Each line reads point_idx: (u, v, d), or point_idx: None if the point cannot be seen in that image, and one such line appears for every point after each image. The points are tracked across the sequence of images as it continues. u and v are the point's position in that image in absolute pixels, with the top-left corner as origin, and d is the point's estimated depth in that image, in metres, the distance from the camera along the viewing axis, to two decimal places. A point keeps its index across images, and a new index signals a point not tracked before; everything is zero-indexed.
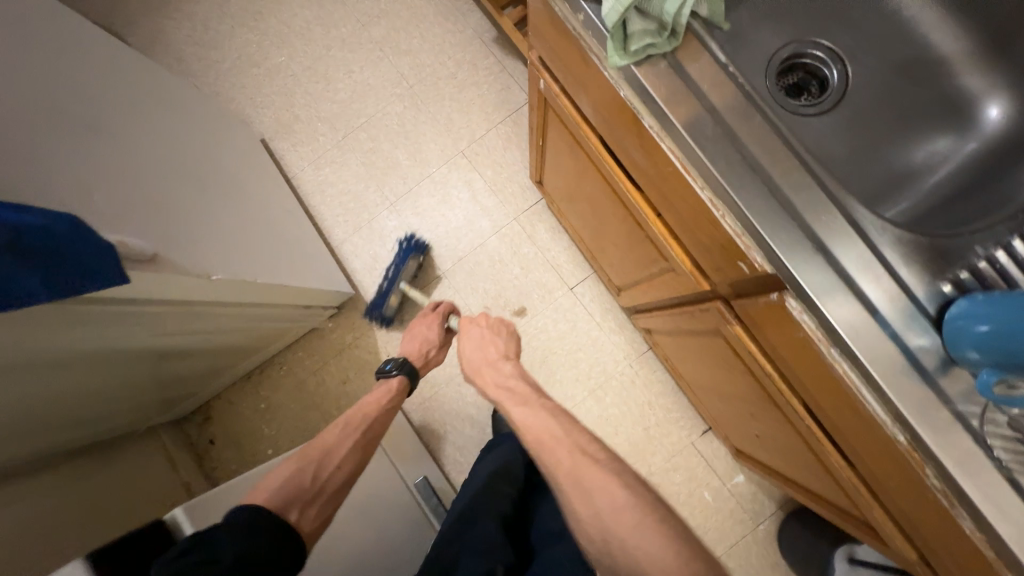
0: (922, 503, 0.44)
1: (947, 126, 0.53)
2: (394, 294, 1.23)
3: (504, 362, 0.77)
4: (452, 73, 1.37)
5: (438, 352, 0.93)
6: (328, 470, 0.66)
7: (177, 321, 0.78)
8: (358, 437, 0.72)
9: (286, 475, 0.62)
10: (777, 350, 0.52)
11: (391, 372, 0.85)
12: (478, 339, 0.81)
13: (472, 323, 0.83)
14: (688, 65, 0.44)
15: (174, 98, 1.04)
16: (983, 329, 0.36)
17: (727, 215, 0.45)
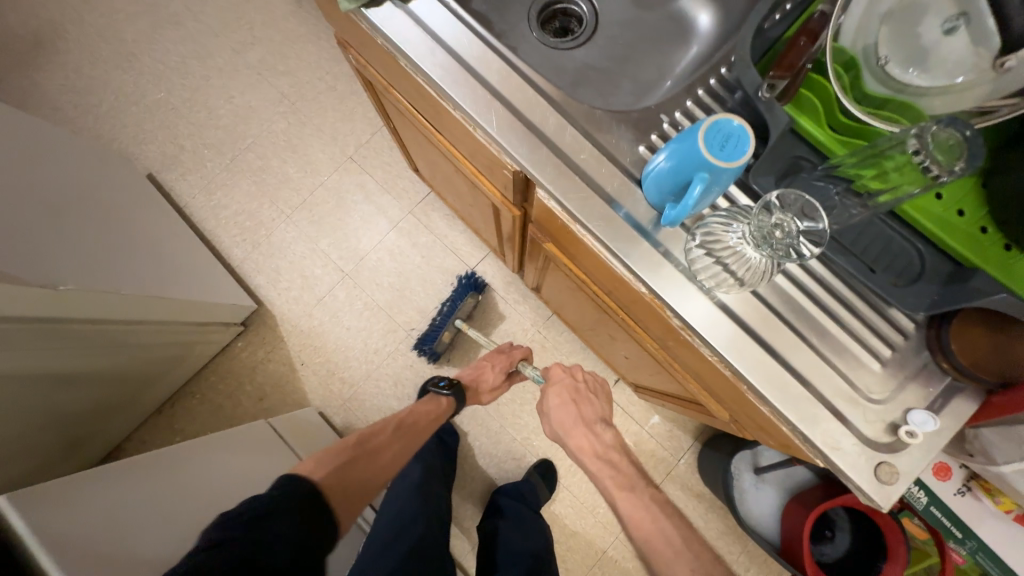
0: (686, 348, 0.51)
1: (676, 38, 0.62)
2: (446, 333, 1.22)
3: (601, 429, 0.86)
4: (332, 86, 1.43)
5: (485, 393, 1.03)
6: (371, 466, 0.76)
7: (27, 341, 0.77)
8: (404, 443, 0.83)
9: (340, 457, 0.72)
10: (570, 249, 0.58)
11: (443, 391, 0.97)
12: (577, 398, 0.89)
13: (564, 376, 0.93)
14: (410, 4, 0.50)
15: (51, 139, 1.06)
16: (662, 164, 0.40)
17: (477, 129, 0.50)
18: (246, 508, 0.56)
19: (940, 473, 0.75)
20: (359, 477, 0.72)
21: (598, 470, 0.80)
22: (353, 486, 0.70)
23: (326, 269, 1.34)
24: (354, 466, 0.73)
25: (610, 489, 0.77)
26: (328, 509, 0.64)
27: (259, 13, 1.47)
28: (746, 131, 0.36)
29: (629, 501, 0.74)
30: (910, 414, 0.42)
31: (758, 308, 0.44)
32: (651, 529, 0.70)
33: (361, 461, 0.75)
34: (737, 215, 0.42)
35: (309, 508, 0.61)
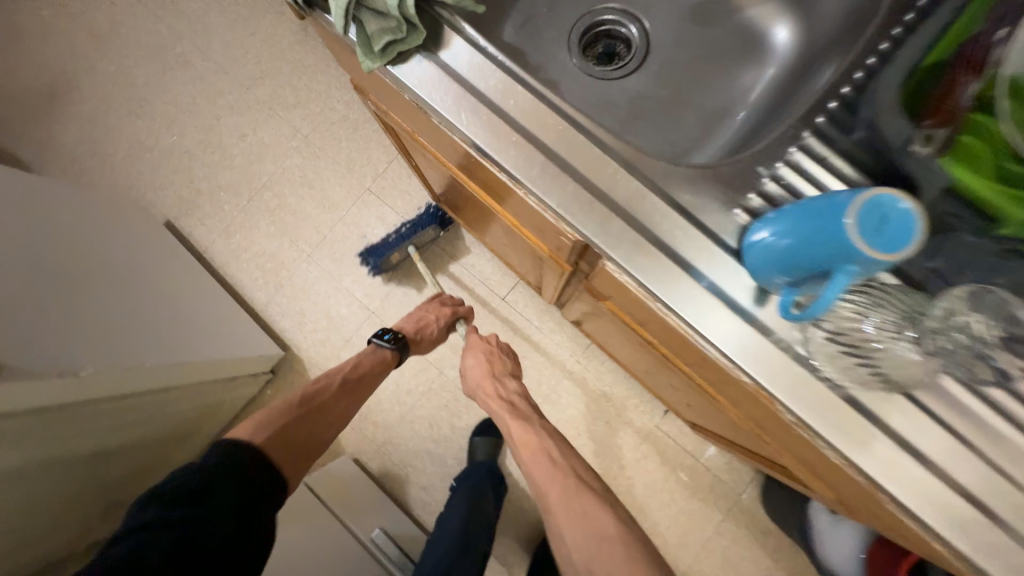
0: (796, 440, 0.43)
1: (747, 57, 0.53)
2: (394, 253, 1.20)
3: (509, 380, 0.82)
4: (344, 115, 1.37)
5: (428, 344, 0.94)
6: (319, 422, 0.71)
7: (45, 427, 0.73)
8: (352, 398, 0.78)
9: (283, 418, 0.67)
10: (638, 316, 0.50)
11: (386, 343, 0.87)
12: (489, 356, 0.85)
13: (482, 342, 0.88)
14: (443, 56, 0.43)
15: (70, 199, 1.04)
16: (782, 242, 0.33)
17: (529, 194, 0.41)
18: (181, 482, 0.55)
19: None
20: (307, 436, 0.68)
21: (501, 420, 0.77)
22: (298, 442, 0.67)
23: (351, 307, 1.29)
24: (301, 422, 0.69)
25: (513, 433, 0.74)
26: (274, 470, 0.61)
27: (266, 45, 1.42)
28: (914, 212, 0.28)
29: (531, 455, 0.70)
30: None
31: None
32: (561, 489, 0.64)
33: (310, 417, 0.70)
34: (879, 301, 0.36)
35: (255, 468, 0.60)
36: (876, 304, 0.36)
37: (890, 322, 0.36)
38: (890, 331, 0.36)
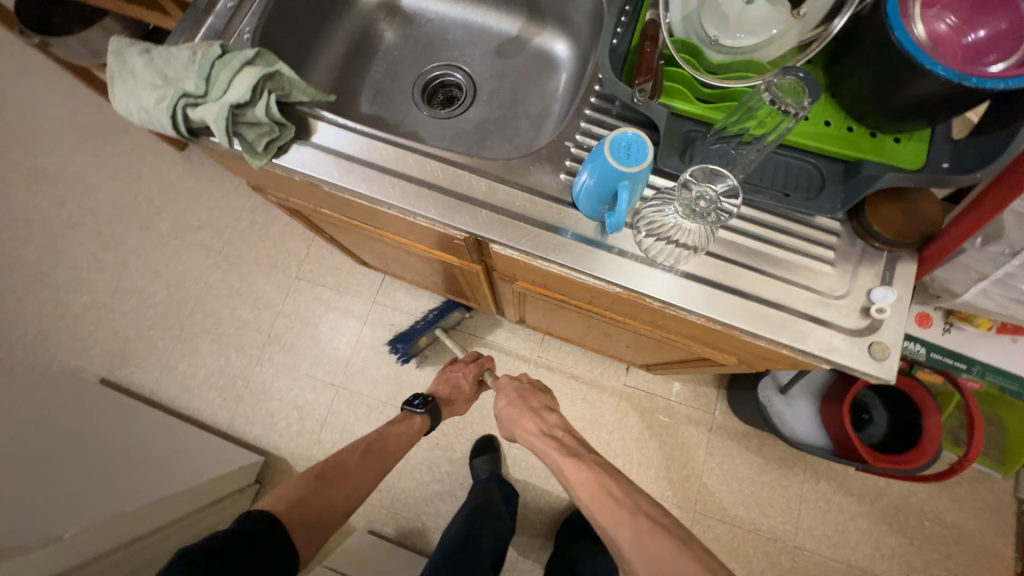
0: (677, 320, 0.56)
1: (546, 70, 0.69)
2: (424, 337, 1.28)
3: (547, 413, 0.87)
4: (251, 220, 1.44)
5: (460, 404, 1.06)
6: (338, 491, 0.75)
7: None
8: (375, 462, 0.83)
9: (301, 487, 0.73)
10: (540, 279, 0.62)
11: (417, 408, 0.97)
12: (522, 393, 0.91)
13: (511, 381, 0.96)
14: (313, 138, 0.54)
15: None
16: (587, 181, 0.45)
17: (417, 216, 0.54)
18: (197, 552, 0.58)
19: (924, 323, 0.86)
20: (323, 504, 0.72)
21: (550, 455, 0.79)
22: (319, 503, 0.72)
23: (316, 390, 1.32)
24: (322, 486, 0.74)
25: (562, 466, 0.75)
26: (282, 540, 0.65)
27: (154, 184, 1.47)
28: (641, 137, 0.42)
29: (586, 489, 0.70)
30: (871, 294, 0.47)
31: (718, 264, 0.50)
32: (619, 516, 0.64)
33: (329, 484, 0.75)
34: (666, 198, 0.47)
35: (262, 535, 0.63)
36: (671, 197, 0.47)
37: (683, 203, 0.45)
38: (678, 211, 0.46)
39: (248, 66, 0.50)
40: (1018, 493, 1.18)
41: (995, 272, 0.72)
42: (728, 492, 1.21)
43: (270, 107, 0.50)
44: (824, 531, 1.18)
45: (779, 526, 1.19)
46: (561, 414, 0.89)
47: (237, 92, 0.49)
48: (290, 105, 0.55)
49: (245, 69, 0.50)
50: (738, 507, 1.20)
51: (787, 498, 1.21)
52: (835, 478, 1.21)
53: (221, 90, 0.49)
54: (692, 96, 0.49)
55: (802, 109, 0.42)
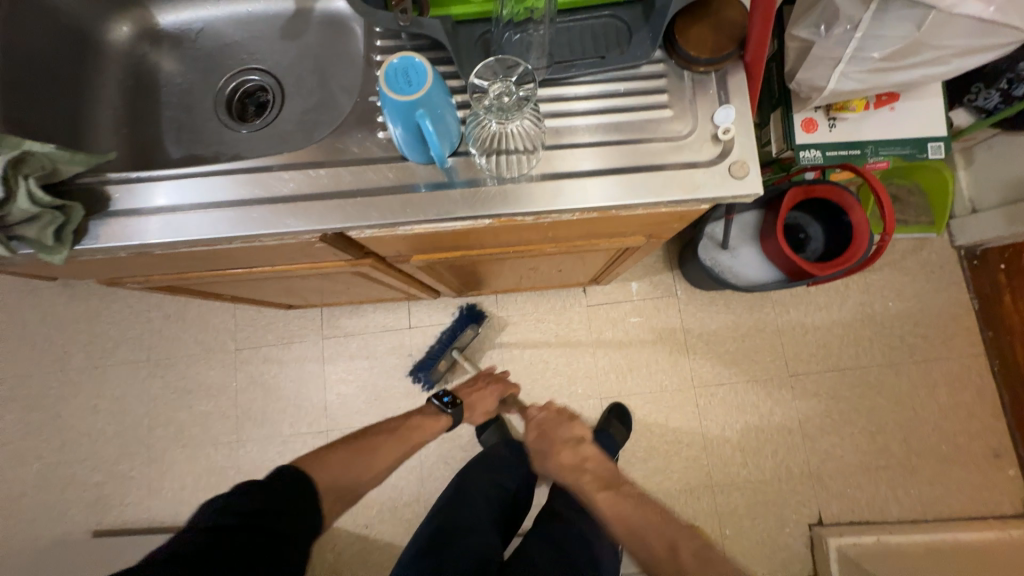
0: (561, 225, 0.55)
1: (341, 33, 0.63)
2: (444, 363, 1.25)
3: (581, 445, 0.81)
4: (164, 315, 1.35)
5: (479, 416, 1.02)
6: (367, 467, 0.79)
7: None
8: (400, 447, 0.86)
9: (338, 452, 0.79)
10: (422, 245, 0.59)
11: (445, 407, 0.96)
12: (548, 425, 0.84)
13: (541, 412, 0.88)
14: (108, 207, 0.49)
15: None
16: (392, 127, 0.42)
17: (263, 238, 0.50)
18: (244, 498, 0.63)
19: (811, 128, 0.88)
20: (352, 475, 0.77)
21: (588, 492, 0.75)
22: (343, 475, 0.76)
23: (307, 444, 1.28)
24: (348, 460, 0.78)
25: (603, 505, 0.72)
26: (312, 502, 0.68)
27: (46, 324, 1.35)
28: (413, 57, 0.39)
29: (627, 528, 0.68)
30: (714, 119, 0.46)
31: (566, 153, 0.48)
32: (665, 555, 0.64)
33: (356, 457, 0.79)
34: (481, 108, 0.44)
35: (293, 500, 0.67)
36: (483, 106, 0.43)
37: (495, 110, 0.43)
38: (497, 116, 0.43)
39: None
40: (955, 244, 1.26)
41: (846, 52, 0.73)
42: (716, 359, 1.26)
43: (31, 193, 0.44)
44: (808, 352, 1.25)
45: (770, 366, 1.25)
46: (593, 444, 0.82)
47: None
48: (71, 183, 0.49)
49: None
50: (729, 367, 1.26)
51: (769, 337, 1.26)
52: (801, 302, 1.27)
53: None
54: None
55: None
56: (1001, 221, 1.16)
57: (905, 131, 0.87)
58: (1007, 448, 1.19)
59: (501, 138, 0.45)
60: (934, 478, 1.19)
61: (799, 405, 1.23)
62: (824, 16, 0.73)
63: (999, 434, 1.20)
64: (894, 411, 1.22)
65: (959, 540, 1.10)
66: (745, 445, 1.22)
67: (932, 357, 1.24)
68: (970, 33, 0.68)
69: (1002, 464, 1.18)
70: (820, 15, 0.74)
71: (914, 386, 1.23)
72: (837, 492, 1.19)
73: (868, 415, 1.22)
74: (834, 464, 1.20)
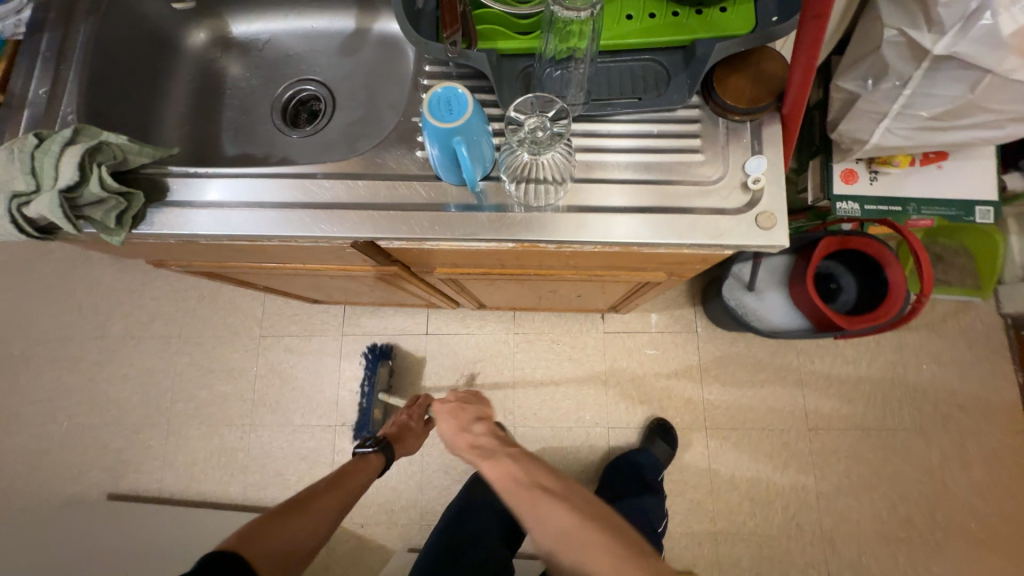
0: (585, 255, 0.56)
1: (394, 53, 0.67)
2: (376, 410, 1.26)
3: (477, 425, 0.78)
4: (199, 296, 1.42)
5: (410, 441, 0.99)
6: (310, 531, 0.65)
7: None
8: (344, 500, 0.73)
9: (269, 522, 0.63)
10: (449, 259, 0.61)
11: (369, 448, 0.89)
12: (452, 410, 0.82)
13: (443, 404, 0.87)
14: (166, 198, 0.53)
15: None
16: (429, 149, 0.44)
17: (299, 239, 0.53)
18: None
19: (850, 179, 0.86)
20: (293, 548, 0.63)
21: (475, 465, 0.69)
22: (268, 549, 0.61)
23: (315, 436, 1.32)
24: (282, 530, 0.63)
25: (487, 474, 0.65)
26: None
27: (93, 292, 1.45)
28: (456, 87, 0.41)
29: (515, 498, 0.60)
30: (746, 167, 0.47)
31: (595, 187, 0.49)
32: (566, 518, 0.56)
33: (293, 524, 0.64)
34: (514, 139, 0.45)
35: None
36: (518, 137, 0.45)
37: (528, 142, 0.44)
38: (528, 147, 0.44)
39: (71, 147, 0.48)
40: (1002, 311, 1.20)
41: (892, 107, 0.73)
42: (732, 401, 1.23)
43: (103, 180, 0.48)
44: (831, 407, 1.20)
45: (788, 416, 1.21)
46: (492, 422, 0.79)
47: (62, 175, 0.47)
48: (137, 172, 0.53)
49: (66, 151, 0.48)
50: (745, 411, 1.22)
51: (789, 386, 1.22)
52: (828, 354, 1.23)
53: (47, 179, 0.47)
54: (513, 32, 0.48)
55: (593, 8, 0.41)
56: None
57: (950, 192, 0.85)
58: None
59: (530, 169, 0.46)
60: (961, 559, 1.11)
61: (816, 460, 1.18)
62: (873, 70, 0.73)
63: None
64: (921, 480, 1.15)
65: None
66: (754, 494, 1.17)
67: (967, 427, 1.16)
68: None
69: None
70: (868, 69, 0.73)
71: (945, 457, 1.15)
72: (849, 557, 1.12)
73: (892, 480, 1.15)
74: (849, 528, 1.14)
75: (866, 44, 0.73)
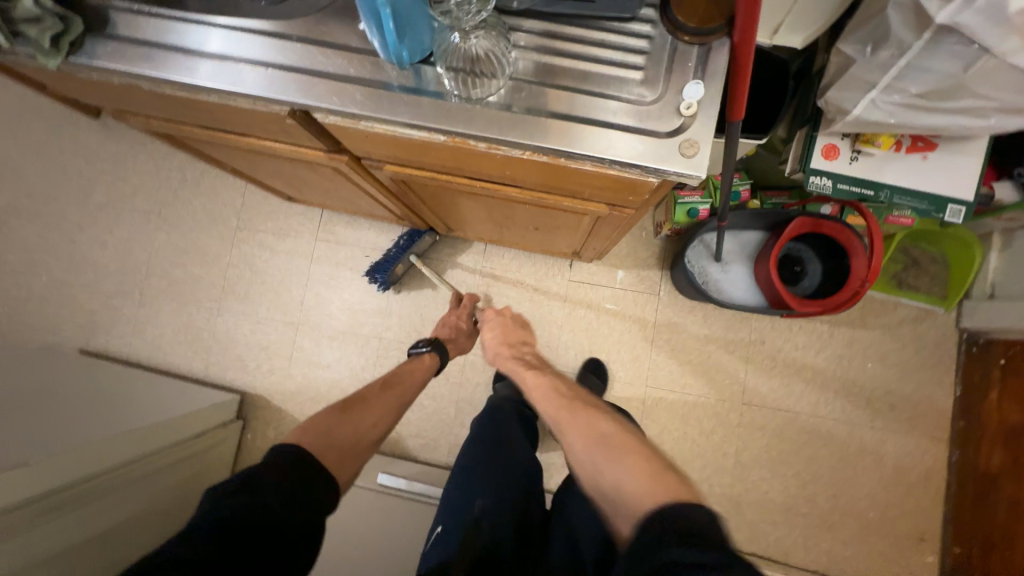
0: (517, 165, 0.56)
1: None
2: (400, 264, 1.27)
3: (524, 347, 0.91)
4: (182, 178, 1.43)
5: (463, 341, 1.07)
6: (364, 421, 0.77)
7: (71, 467, 0.94)
8: (394, 396, 0.85)
9: (329, 419, 0.73)
10: (389, 151, 0.61)
11: (423, 348, 0.99)
12: (504, 328, 0.93)
13: (497, 315, 0.97)
14: (104, 31, 0.52)
15: None
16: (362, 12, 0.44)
17: (236, 97, 0.54)
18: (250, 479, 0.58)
19: (830, 155, 0.84)
20: (350, 436, 0.73)
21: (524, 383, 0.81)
22: (340, 440, 0.71)
23: (278, 330, 1.37)
24: (343, 421, 0.74)
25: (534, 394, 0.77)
26: (319, 472, 0.64)
27: (80, 156, 1.45)
28: None
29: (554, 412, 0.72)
30: (683, 91, 0.46)
31: (530, 88, 0.48)
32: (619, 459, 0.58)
33: (353, 415, 0.76)
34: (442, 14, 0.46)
35: (304, 471, 0.63)
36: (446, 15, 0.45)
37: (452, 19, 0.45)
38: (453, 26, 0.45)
39: None
40: (960, 325, 1.20)
41: (884, 78, 0.69)
42: (677, 366, 1.26)
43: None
44: (770, 386, 1.24)
45: (726, 388, 1.25)
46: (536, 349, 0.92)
47: None
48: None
49: None
50: (687, 377, 1.26)
51: (735, 360, 1.25)
52: (779, 338, 1.25)
53: None
54: None
55: None
56: (1015, 313, 1.09)
57: (928, 185, 0.83)
58: (934, 533, 1.17)
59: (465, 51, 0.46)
60: (852, 540, 1.18)
61: (742, 432, 1.23)
62: (875, 34, 0.68)
63: (931, 520, 1.18)
64: (834, 466, 1.21)
65: None
66: (677, 453, 1.24)
67: (892, 427, 1.21)
68: (1015, 89, 0.63)
69: (924, 548, 1.17)
70: (869, 33, 0.69)
71: (862, 450, 1.21)
72: (750, 521, 1.21)
73: (807, 462, 1.21)
74: (757, 497, 1.21)
75: (871, 5, 0.68)
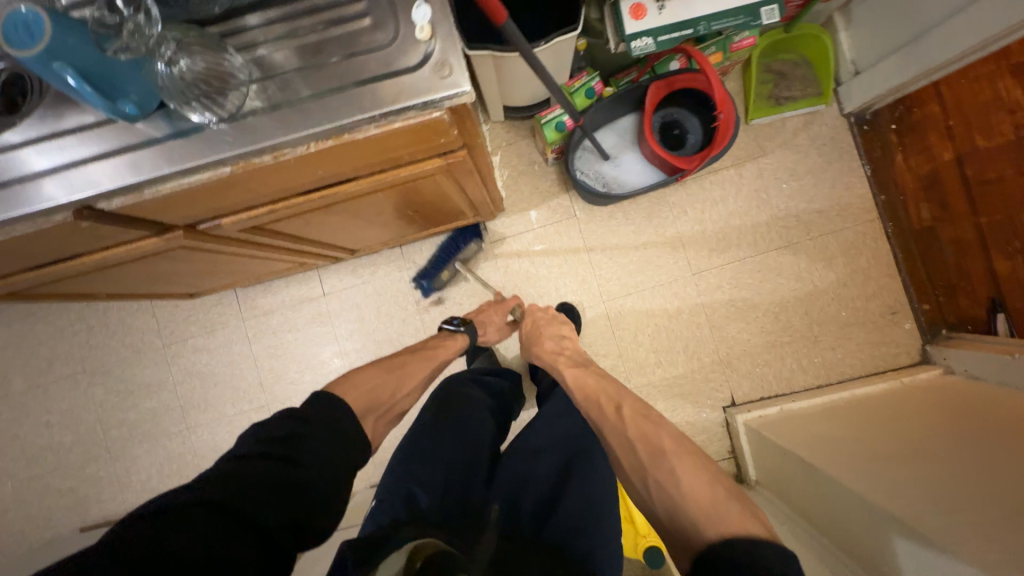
0: (320, 164, 0.55)
1: None
2: (445, 272, 1.28)
3: (567, 341, 0.96)
4: (89, 325, 1.38)
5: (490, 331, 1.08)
6: (403, 383, 0.82)
7: None
8: (429, 362, 0.90)
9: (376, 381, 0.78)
10: (206, 207, 0.59)
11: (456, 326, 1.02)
12: (547, 322, 1.00)
13: (538, 311, 1.05)
14: None
15: None
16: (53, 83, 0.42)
17: (17, 226, 0.51)
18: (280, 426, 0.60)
19: (639, 14, 0.83)
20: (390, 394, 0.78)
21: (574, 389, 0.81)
22: (378, 398, 0.76)
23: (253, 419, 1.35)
24: (384, 379, 0.79)
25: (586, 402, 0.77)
26: (356, 434, 0.65)
27: None
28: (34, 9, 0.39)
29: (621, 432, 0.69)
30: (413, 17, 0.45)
31: (280, 84, 0.48)
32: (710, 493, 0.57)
33: (392, 373, 0.81)
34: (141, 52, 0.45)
35: (335, 427, 0.63)
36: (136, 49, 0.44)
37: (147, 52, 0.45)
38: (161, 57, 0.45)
39: None
40: (845, 112, 1.24)
41: None
42: (623, 271, 1.29)
43: None
44: (710, 248, 1.27)
45: (673, 269, 1.28)
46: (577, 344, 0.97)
47: None
48: None
49: None
50: (635, 276, 1.28)
51: (669, 241, 1.28)
52: (697, 202, 1.28)
53: None
54: None
55: None
56: (882, 75, 1.12)
57: None
58: (903, 304, 1.24)
59: (190, 78, 0.45)
60: (837, 344, 1.25)
61: (705, 300, 1.27)
62: None
63: (895, 293, 1.24)
64: (795, 288, 1.26)
65: (858, 394, 1.18)
66: (658, 346, 1.27)
67: (829, 230, 1.25)
68: None
69: (899, 319, 1.24)
70: None
71: (812, 262, 1.26)
72: (746, 372, 1.26)
73: (772, 298, 1.26)
74: (742, 348, 1.26)
75: None
